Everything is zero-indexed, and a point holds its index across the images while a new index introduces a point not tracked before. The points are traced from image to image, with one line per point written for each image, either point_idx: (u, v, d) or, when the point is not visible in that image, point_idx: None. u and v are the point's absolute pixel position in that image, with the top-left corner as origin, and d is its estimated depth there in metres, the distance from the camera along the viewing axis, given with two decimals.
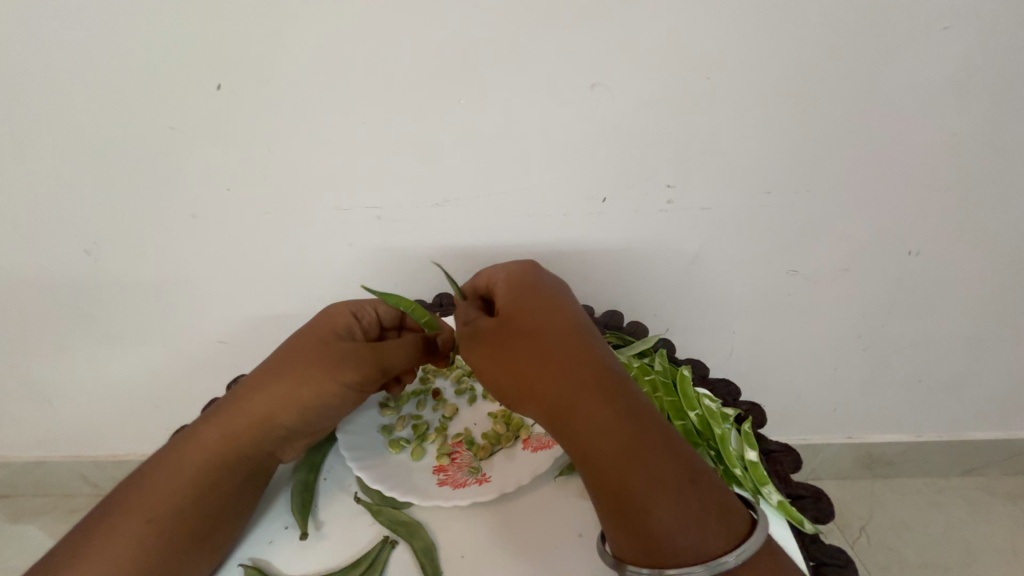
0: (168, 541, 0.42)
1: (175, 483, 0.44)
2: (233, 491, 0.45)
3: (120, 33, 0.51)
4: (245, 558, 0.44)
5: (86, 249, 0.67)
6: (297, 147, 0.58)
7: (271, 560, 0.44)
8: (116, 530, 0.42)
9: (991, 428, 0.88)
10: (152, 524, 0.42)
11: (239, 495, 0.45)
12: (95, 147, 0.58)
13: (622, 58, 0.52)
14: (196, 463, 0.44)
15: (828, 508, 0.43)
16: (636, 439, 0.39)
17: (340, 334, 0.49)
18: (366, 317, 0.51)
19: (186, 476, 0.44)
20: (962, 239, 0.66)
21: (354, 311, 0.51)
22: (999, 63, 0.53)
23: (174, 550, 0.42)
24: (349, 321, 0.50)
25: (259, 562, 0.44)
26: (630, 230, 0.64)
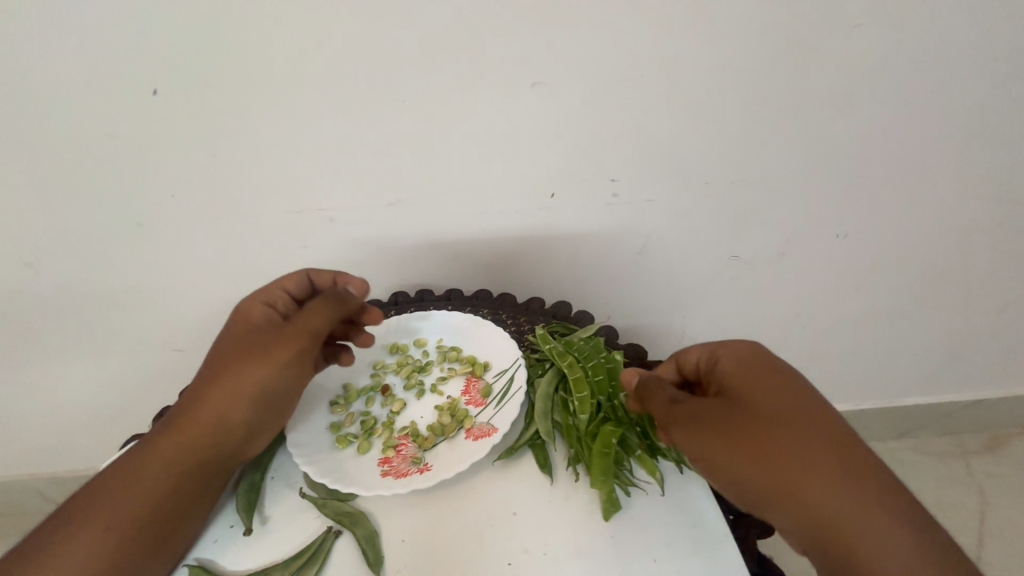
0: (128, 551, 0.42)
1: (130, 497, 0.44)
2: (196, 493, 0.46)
3: (46, 39, 0.49)
4: (190, 559, 0.45)
5: (28, 261, 0.65)
6: (244, 151, 0.57)
7: (216, 559, 0.45)
8: (69, 549, 0.41)
9: (920, 394, 0.96)
10: (110, 538, 0.42)
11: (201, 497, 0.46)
12: (28, 156, 0.56)
13: (560, 57, 0.54)
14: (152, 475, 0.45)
15: None
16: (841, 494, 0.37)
17: (260, 325, 0.49)
18: (280, 300, 0.51)
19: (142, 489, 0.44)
20: (884, 221, 0.71)
21: (267, 302, 0.51)
22: (910, 57, 0.57)
23: (136, 558, 0.42)
24: (266, 311, 0.50)
25: (204, 562, 0.45)
26: (578, 223, 0.66)
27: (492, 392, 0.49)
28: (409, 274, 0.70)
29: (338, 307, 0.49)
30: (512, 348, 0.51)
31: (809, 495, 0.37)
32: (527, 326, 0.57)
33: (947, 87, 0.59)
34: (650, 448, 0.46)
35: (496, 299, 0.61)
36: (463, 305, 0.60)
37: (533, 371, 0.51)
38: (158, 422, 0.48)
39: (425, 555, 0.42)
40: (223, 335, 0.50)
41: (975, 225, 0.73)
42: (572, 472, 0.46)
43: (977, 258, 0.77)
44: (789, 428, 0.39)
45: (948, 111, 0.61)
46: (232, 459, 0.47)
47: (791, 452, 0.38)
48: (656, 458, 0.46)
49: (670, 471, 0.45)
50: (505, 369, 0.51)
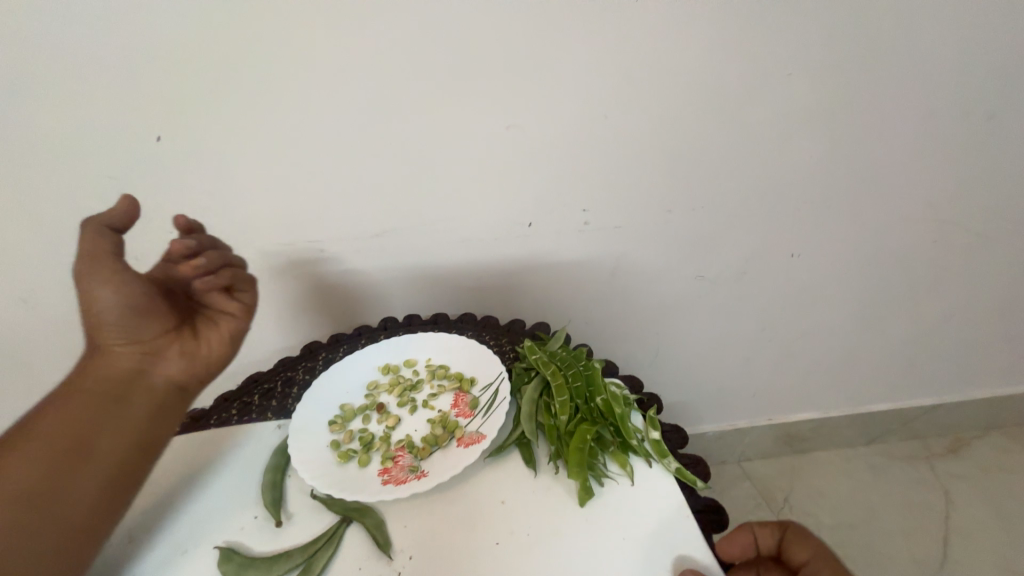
0: (60, 505, 0.43)
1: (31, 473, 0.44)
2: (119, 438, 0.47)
3: (58, 90, 0.54)
4: (219, 541, 0.46)
5: (21, 297, 0.66)
6: (240, 188, 0.62)
7: (243, 542, 0.46)
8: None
9: (883, 400, 1.02)
10: (26, 502, 0.42)
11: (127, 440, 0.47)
12: (30, 196, 0.59)
13: (532, 104, 0.60)
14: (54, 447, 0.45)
15: (704, 472, 0.50)
16: None
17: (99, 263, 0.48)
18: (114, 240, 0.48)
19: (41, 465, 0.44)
20: (832, 241, 0.79)
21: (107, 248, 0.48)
22: (835, 101, 0.66)
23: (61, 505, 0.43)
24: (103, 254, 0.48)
25: (231, 544, 0.46)
26: (555, 248, 0.72)
27: (479, 404, 0.52)
28: (397, 301, 0.73)
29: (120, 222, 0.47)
30: (496, 363, 0.55)
31: None
32: (509, 346, 0.61)
33: (870, 124, 0.68)
34: (622, 444, 0.48)
35: (480, 322, 0.65)
36: (449, 327, 0.64)
37: (519, 380, 0.54)
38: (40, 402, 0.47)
39: (427, 539, 0.44)
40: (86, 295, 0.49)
41: (912, 243, 0.81)
42: (553, 465, 0.48)
43: (917, 272, 0.84)
44: None
45: (873, 145, 0.70)
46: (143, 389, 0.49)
47: None
48: (627, 454, 0.48)
49: (641, 466, 0.47)
50: (490, 382, 0.53)
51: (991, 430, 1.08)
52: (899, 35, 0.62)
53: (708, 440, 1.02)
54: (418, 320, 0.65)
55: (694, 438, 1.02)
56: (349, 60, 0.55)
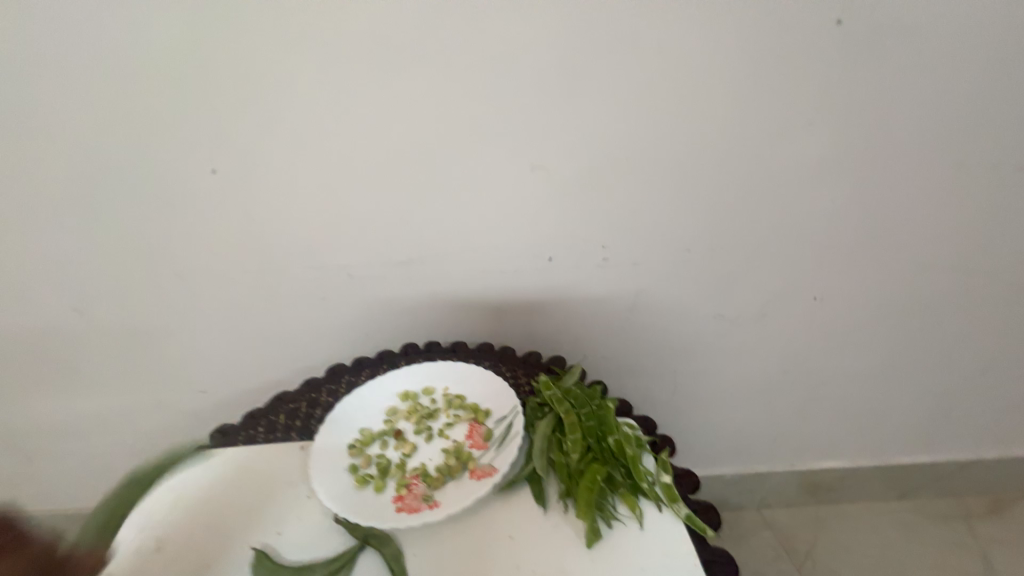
0: None
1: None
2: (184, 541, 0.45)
3: (130, 125, 0.60)
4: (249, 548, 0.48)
5: (81, 307, 0.73)
6: (280, 215, 0.66)
7: (273, 548, 0.48)
8: None
9: (915, 453, 0.97)
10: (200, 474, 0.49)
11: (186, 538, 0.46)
12: (98, 218, 0.66)
13: (555, 146, 0.63)
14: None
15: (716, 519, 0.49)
16: None
17: None
18: None
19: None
20: (856, 285, 0.78)
21: None
22: (855, 149, 0.66)
23: None
24: None
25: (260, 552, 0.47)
26: (574, 282, 0.73)
27: (493, 436, 0.53)
28: (418, 328, 0.76)
29: None
30: (510, 396, 0.56)
31: None
32: (525, 379, 0.62)
33: (893, 172, 0.69)
34: (633, 487, 0.48)
35: (498, 353, 0.66)
36: (468, 357, 0.66)
37: (533, 415, 0.55)
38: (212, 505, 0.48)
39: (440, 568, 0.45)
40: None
41: (941, 290, 0.79)
42: (562, 503, 0.48)
43: (948, 321, 0.82)
44: None
45: (897, 192, 0.70)
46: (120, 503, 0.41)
47: None
48: (637, 497, 0.48)
49: (650, 510, 0.47)
50: (504, 416, 0.55)
51: None
52: (918, 88, 0.63)
53: (726, 483, 0.99)
54: (437, 348, 0.68)
55: (712, 480, 0.99)
56: (387, 104, 0.60)
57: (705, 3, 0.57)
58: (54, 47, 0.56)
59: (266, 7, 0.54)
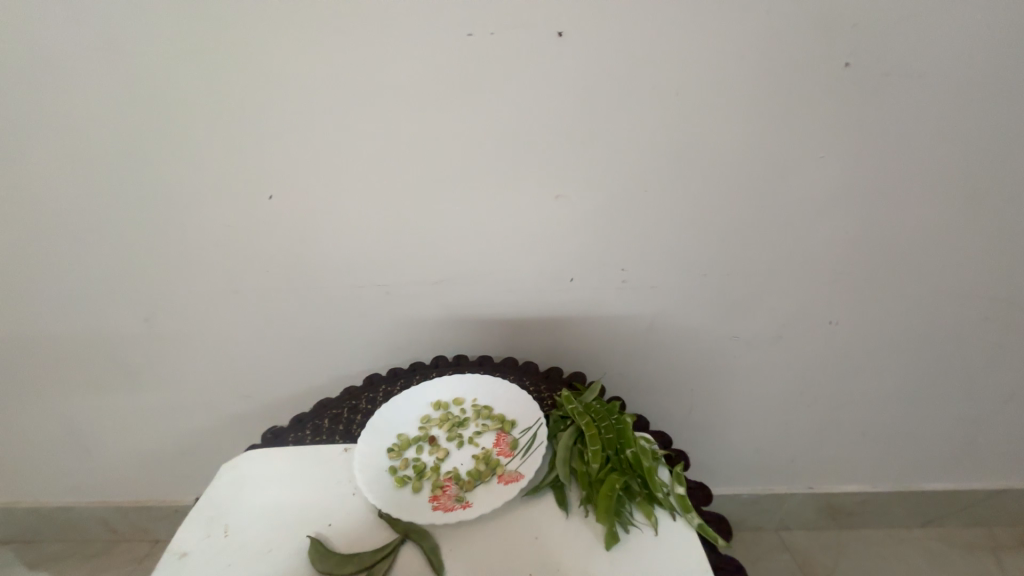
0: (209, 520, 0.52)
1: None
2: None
3: (200, 158, 0.68)
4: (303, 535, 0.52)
5: (147, 316, 0.81)
6: (326, 237, 0.73)
7: (326, 535, 0.52)
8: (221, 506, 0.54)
9: (939, 480, 0.96)
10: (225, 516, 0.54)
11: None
12: (168, 237, 0.74)
13: (579, 177, 0.68)
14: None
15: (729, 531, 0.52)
16: None
17: None
18: None
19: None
20: (873, 310, 0.80)
21: None
22: (868, 180, 0.69)
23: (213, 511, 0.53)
24: None
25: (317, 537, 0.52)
26: (595, 302, 0.78)
27: (518, 445, 0.57)
28: (447, 342, 0.81)
29: None
30: (534, 409, 0.60)
31: None
32: (548, 392, 0.67)
33: (907, 202, 0.71)
34: (649, 496, 0.51)
35: (521, 367, 0.71)
36: (494, 370, 0.71)
37: (556, 427, 0.59)
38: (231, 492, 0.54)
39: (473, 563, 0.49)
40: None
41: (960, 317, 0.80)
42: (582, 508, 0.52)
43: (968, 347, 0.83)
44: None
45: (911, 221, 0.72)
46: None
47: None
48: (652, 505, 0.51)
49: (665, 519, 0.50)
50: (528, 426, 0.59)
51: None
52: (929, 125, 0.66)
53: (743, 502, 1.00)
54: (465, 361, 0.73)
55: (729, 499, 1.00)
56: (427, 139, 0.66)
57: (720, 49, 0.61)
58: (140, 92, 0.64)
59: (324, 57, 0.61)
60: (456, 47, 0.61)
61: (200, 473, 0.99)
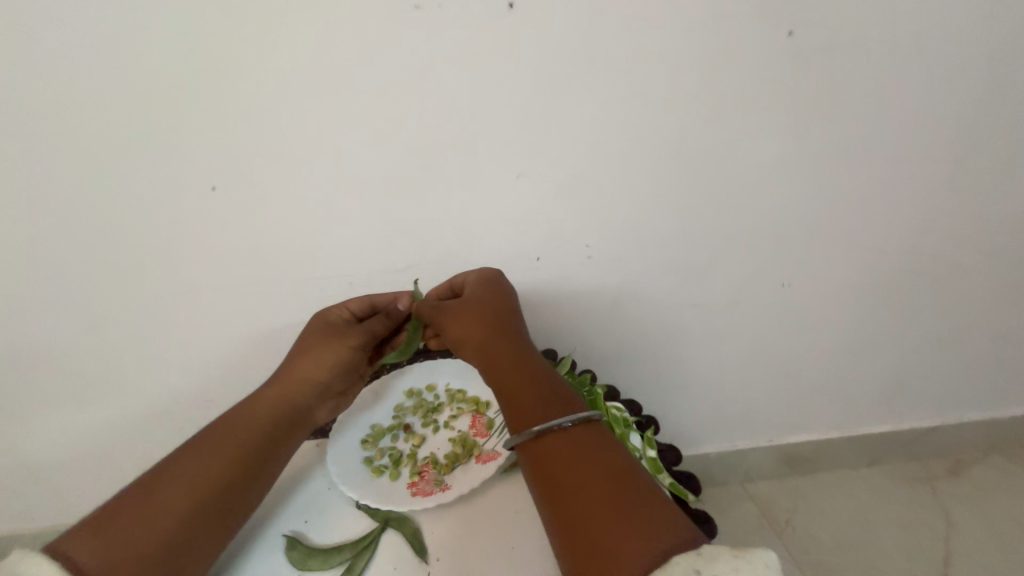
0: (184, 480, 0.48)
1: (514, 424, 0.50)
2: (226, 477, 0.49)
3: (131, 149, 0.62)
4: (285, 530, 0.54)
5: (84, 327, 0.74)
6: (280, 229, 0.69)
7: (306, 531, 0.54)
8: (184, 492, 0.47)
9: (882, 422, 1.05)
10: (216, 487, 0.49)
11: (220, 480, 0.49)
12: (100, 239, 0.67)
13: (540, 155, 0.68)
14: (520, 401, 0.51)
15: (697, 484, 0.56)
16: (604, 482, 0.44)
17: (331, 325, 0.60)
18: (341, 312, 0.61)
19: (531, 417, 0.49)
20: (820, 270, 0.85)
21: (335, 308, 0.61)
22: (812, 148, 0.73)
23: (191, 474, 0.48)
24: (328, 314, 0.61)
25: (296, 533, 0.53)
26: (562, 279, 0.78)
27: (494, 424, 0.58)
28: None
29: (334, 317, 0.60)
30: None
31: (607, 540, 0.40)
32: None
33: (847, 166, 0.75)
34: None
35: None
36: None
37: None
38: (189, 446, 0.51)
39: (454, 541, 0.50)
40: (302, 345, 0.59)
41: (896, 272, 0.86)
42: None
43: (903, 299, 0.90)
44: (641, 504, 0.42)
45: (851, 184, 0.77)
46: (380, 294, 0.62)
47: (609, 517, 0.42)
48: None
49: None
50: None
51: (991, 453, 1.10)
52: (864, 92, 0.70)
53: (710, 460, 1.06)
54: None
55: (697, 458, 1.05)
56: (382, 122, 0.64)
57: (671, 22, 0.62)
58: (54, 77, 0.57)
59: (266, 37, 0.58)
60: (407, 24, 0.59)
61: None
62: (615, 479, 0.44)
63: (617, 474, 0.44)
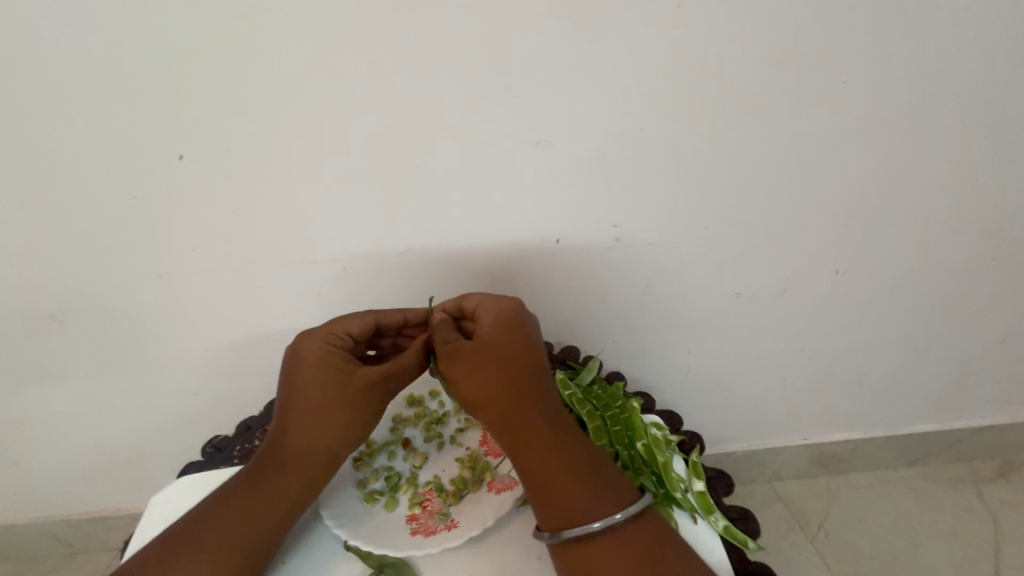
0: (193, 552, 0.46)
1: (549, 518, 0.46)
2: (242, 549, 0.47)
3: (78, 109, 0.52)
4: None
5: (53, 313, 0.67)
6: (258, 205, 0.59)
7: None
8: (191, 570, 0.45)
9: (929, 422, 0.96)
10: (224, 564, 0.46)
11: (236, 551, 0.47)
12: (61, 217, 0.59)
13: (563, 119, 0.57)
14: (556, 492, 0.46)
15: (754, 526, 0.50)
16: (636, 555, 0.43)
17: (342, 367, 0.51)
18: (344, 343, 0.52)
19: (570, 513, 0.45)
20: (881, 257, 0.74)
21: (330, 340, 0.52)
22: (893, 109, 0.60)
23: (199, 547, 0.47)
24: (330, 350, 0.51)
25: None
26: (584, 266, 0.69)
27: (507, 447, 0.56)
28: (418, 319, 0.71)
29: (340, 354, 0.51)
30: None
31: None
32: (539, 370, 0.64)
33: (932, 133, 0.62)
34: (666, 496, 0.49)
35: None
36: None
37: None
38: (202, 510, 0.50)
39: None
40: (310, 393, 0.51)
41: (970, 259, 0.75)
42: None
43: (973, 290, 0.79)
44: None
45: (933, 154, 0.64)
46: (387, 315, 0.54)
47: None
48: (671, 507, 0.49)
49: (686, 522, 0.48)
50: None
51: None
52: (968, 37, 0.56)
53: (739, 458, 0.99)
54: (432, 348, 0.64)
55: (725, 456, 0.98)
56: (371, 73, 0.52)
57: None
58: None
59: None
60: None
61: (159, 475, 0.91)
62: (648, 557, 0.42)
63: (647, 550, 0.43)
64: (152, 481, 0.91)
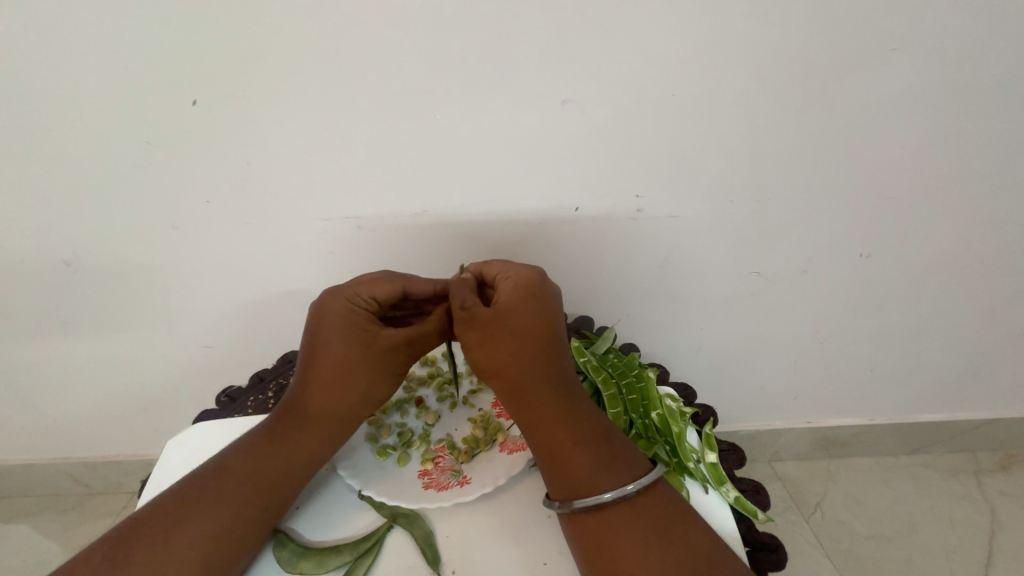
0: (213, 498, 0.47)
1: (560, 488, 0.47)
2: (260, 498, 0.48)
3: (84, 43, 0.50)
4: (280, 525, 0.50)
5: (67, 259, 0.67)
6: (273, 157, 0.58)
7: (302, 528, 0.50)
8: (211, 512, 0.46)
9: (937, 412, 0.96)
10: (241, 510, 0.47)
11: (255, 499, 0.48)
12: (71, 162, 0.58)
13: (592, 77, 0.53)
14: (567, 462, 0.46)
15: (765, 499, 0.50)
16: (647, 525, 0.43)
17: (364, 327, 0.50)
18: (365, 305, 0.51)
19: (580, 484, 0.45)
20: (912, 241, 0.71)
21: (353, 301, 0.51)
22: (946, 81, 0.56)
23: (218, 493, 0.48)
24: (353, 310, 0.51)
25: (291, 529, 0.50)
26: (602, 236, 0.67)
27: None
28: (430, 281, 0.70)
29: (361, 315, 0.51)
30: None
31: None
32: None
33: (984, 109, 0.58)
34: (678, 465, 0.50)
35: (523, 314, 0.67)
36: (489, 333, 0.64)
37: None
38: (222, 459, 0.51)
39: (466, 549, 0.47)
40: (336, 352, 0.51)
41: (1004, 248, 0.72)
42: None
43: (1003, 281, 0.76)
44: (683, 547, 0.42)
45: (983, 133, 0.60)
46: (411, 278, 0.53)
47: (648, 564, 0.41)
48: (683, 476, 0.50)
49: (697, 491, 0.49)
50: None
51: None
52: None
53: (742, 437, 1.00)
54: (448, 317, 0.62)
55: (728, 435, 0.99)
56: (390, 19, 0.49)
57: None
58: None
59: None
60: None
61: (171, 425, 0.93)
62: (660, 528, 0.43)
63: (659, 521, 0.43)
64: (165, 430, 0.94)
